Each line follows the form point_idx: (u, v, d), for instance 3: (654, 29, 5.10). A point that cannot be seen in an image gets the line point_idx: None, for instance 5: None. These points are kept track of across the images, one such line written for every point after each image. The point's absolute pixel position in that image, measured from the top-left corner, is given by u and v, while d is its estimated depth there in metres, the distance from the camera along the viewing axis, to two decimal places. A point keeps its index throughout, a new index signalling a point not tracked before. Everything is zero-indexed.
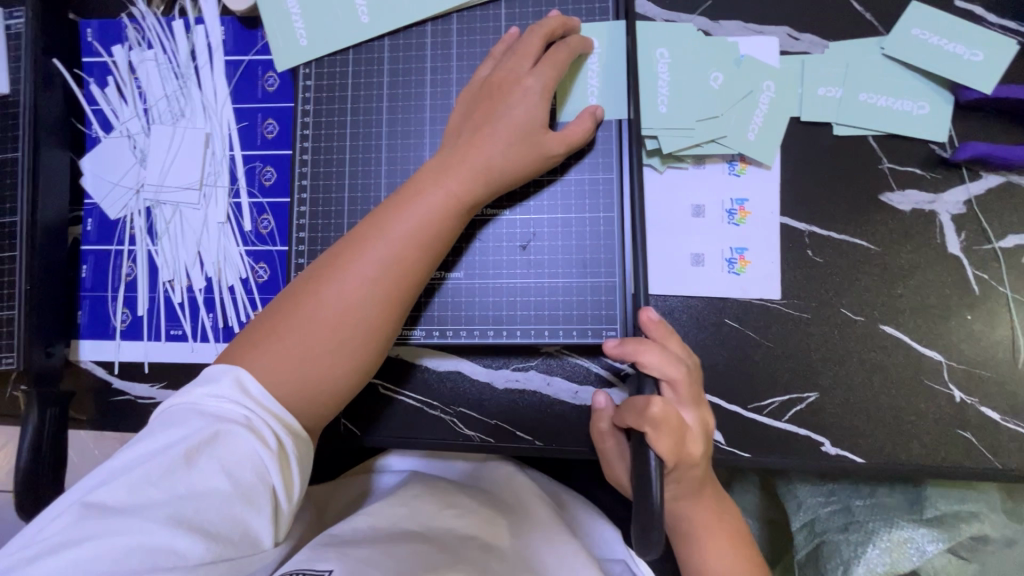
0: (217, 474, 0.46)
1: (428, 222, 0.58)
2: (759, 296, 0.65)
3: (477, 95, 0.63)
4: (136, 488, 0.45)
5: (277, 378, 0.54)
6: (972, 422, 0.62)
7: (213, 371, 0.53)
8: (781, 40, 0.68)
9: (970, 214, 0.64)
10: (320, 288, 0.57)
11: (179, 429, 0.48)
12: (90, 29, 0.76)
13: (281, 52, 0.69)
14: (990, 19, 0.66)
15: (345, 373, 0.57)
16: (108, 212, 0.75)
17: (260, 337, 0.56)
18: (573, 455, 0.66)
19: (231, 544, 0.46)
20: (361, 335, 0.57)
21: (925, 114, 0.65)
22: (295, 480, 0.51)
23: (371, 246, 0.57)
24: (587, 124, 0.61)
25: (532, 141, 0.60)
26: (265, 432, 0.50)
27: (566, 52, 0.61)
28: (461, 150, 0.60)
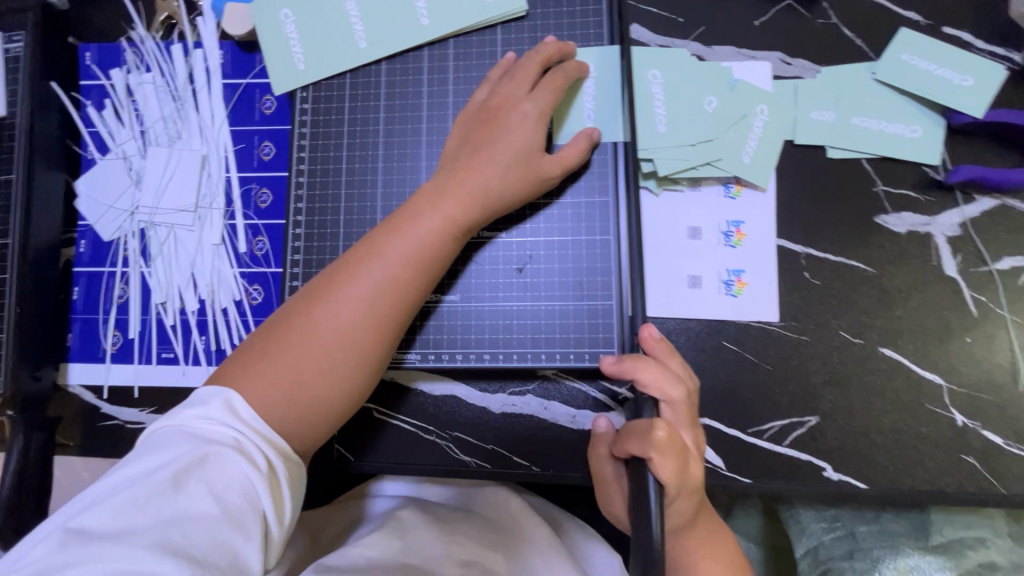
0: (205, 497, 0.45)
1: (425, 243, 0.58)
2: (756, 319, 0.65)
3: (475, 117, 0.63)
4: (121, 512, 0.44)
5: (270, 402, 0.53)
6: (975, 446, 0.61)
7: (203, 393, 0.52)
8: (774, 65, 0.69)
9: (965, 236, 0.64)
10: (315, 310, 0.56)
11: (167, 451, 0.47)
12: (89, 53, 0.76)
13: (279, 75, 0.69)
14: (978, 46, 0.67)
15: (340, 398, 0.56)
16: (101, 234, 0.74)
17: (253, 360, 0.55)
18: (571, 481, 0.65)
19: (219, 571, 0.44)
20: (356, 359, 0.56)
21: (917, 138, 0.66)
22: (287, 504, 0.50)
23: (367, 267, 0.57)
24: (582, 146, 0.61)
25: (529, 163, 0.60)
26: (255, 454, 0.49)
27: (563, 76, 0.62)
28: (458, 172, 0.60)
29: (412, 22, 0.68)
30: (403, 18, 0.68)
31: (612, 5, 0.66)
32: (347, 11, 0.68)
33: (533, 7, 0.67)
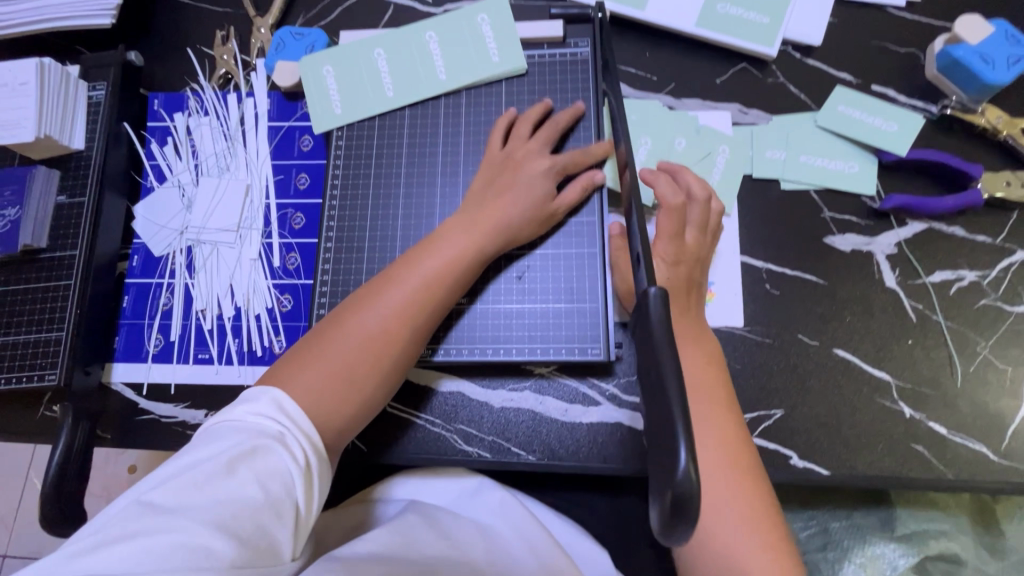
0: (254, 483, 0.51)
1: (455, 269, 0.67)
2: (725, 323, 0.74)
3: (494, 166, 0.75)
4: (184, 490, 0.50)
5: (316, 403, 0.60)
6: (922, 435, 0.68)
7: (252, 393, 0.59)
8: (733, 114, 0.82)
9: (901, 255, 0.75)
10: (359, 323, 0.64)
11: (224, 441, 0.53)
12: (157, 100, 0.90)
13: (318, 117, 0.83)
14: (901, 99, 0.81)
15: (369, 393, 0.64)
16: (153, 250, 0.85)
17: (302, 356, 0.63)
18: (564, 469, 0.71)
19: (258, 551, 0.49)
20: (385, 360, 0.64)
21: (855, 173, 0.78)
22: (315, 499, 0.56)
23: (404, 282, 0.66)
24: (582, 185, 0.73)
25: (540, 206, 0.72)
26: (295, 449, 0.56)
27: (586, 154, 0.74)
28: (484, 207, 0.71)
29: (432, 77, 0.82)
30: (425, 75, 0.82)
31: (596, 65, 0.81)
32: (378, 67, 0.83)
33: (532, 66, 0.82)
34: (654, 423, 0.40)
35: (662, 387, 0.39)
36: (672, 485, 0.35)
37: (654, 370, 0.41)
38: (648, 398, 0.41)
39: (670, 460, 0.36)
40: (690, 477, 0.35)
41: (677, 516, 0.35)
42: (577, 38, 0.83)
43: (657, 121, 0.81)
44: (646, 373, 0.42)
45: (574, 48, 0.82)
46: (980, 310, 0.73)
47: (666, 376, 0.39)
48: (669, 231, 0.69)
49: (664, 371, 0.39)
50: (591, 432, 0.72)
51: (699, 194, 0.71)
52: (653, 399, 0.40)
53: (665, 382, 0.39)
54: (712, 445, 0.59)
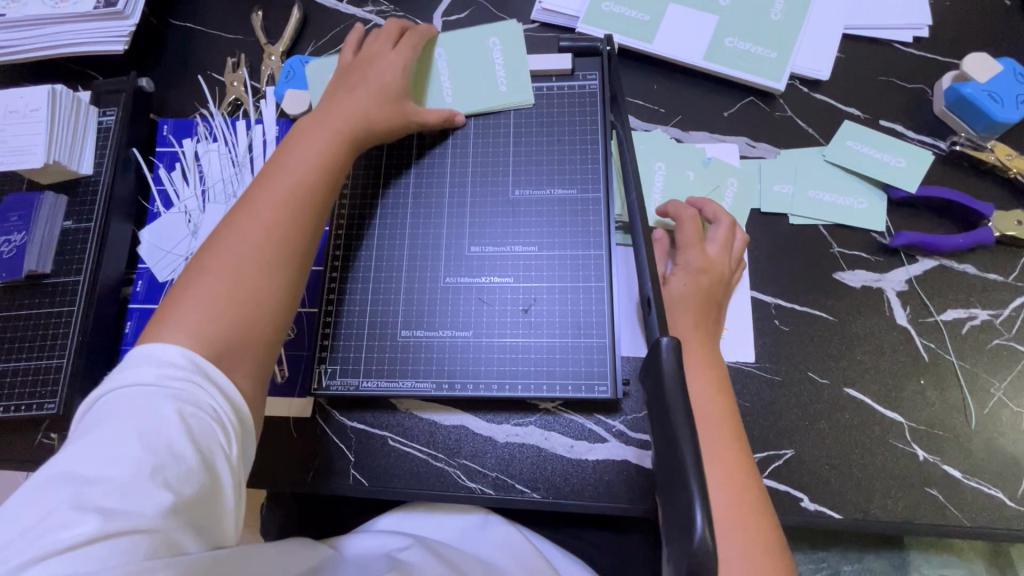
0: (202, 464, 0.45)
1: (325, 150, 0.65)
2: (734, 360, 0.73)
3: (344, 74, 0.75)
4: (123, 486, 0.42)
5: (205, 311, 0.53)
6: (937, 479, 0.67)
7: (163, 353, 0.49)
8: (741, 147, 0.82)
9: (912, 291, 0.74)
10: (231, 223, 0.59)
11: (147, 420, 0.45)
12: (166, 125, 0.90)
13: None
14: (910, 135, 0.81)
15: (269, 291, 0.57)
16: (158, 276, 0.84)
17: (177, 296, 0.54)
18: (570, 508, 0.70)
19: (212, 535, 0.45)
20: (283, 255, 0.58)
21: (864, 209, 0.77)
22: (251, 456, 0.52)
23: (271, 182, 0.62)
24: (444, 112, 0.78)
25: (398, 92, 0.73)
26: (231, 420, 0.50)
27: (417, 36, 0.78)
28: (336, 104, 0.70)
29: (438, 100, 0.81)
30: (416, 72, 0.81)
31: (604, 97, 0.81)
32: None
33: (540, 98, 0.82)
34: (668, 477, 0.41)
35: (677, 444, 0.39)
36: (688, 548, 0.36)
37: (666, 425, 0.41)
38: (662, 451, 0.42)
39: (688, 520, 0.37)
40: (707, 540, 0.35)
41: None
42: (586, 70, 0.83)
43: (664, 151, 0.81)
44: (660, 427, 0.42)
45: (583, 80, 0.82)
46: (994, 350, 0.72)
47: (681, 434, 0.39)
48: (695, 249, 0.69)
49: (677, 426, 0.40)
50: (597, 471, 0.70)
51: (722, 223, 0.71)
52: (669, 453, 0.40)
53: (678, 438, 0.39)
54: (724, 487, 0.57)
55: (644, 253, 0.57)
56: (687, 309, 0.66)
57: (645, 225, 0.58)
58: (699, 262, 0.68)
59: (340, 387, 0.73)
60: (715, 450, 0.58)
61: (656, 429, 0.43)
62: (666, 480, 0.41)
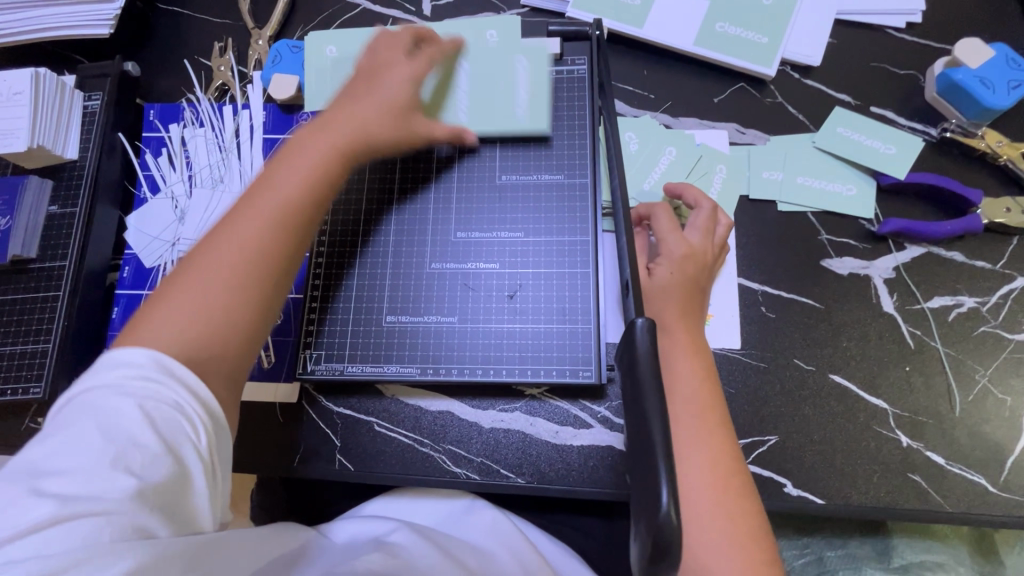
0: (162, 455, 0.44)
1: (318, 166, 0.61)
2: (720, 346, 0.73)
3: (357, 78, 0.70)
4: (86, 477, 0.42)
5: (168, 329, 0.51)
6: (919, 464, 0.67)
7: (128, 350, 0.48)
8: (730, 134, 0.81)
9: (899, 279, 0.74)
10: (210, 241, 0.56)
11: (109, 413, 0.45)
12: (152, 110, 0.89)
13: (312, 100, 0.84)
14: (901, 121, 0.81)
15: (232, 321, 0.54)
16: (145, 262, 0.84)
17: (155, 305, 0.53)
18: (554, 493, 0.70)
19: (182, 522, 0.45)
20: (261, 275, 0.55)
21: (853, 195, 0.77)
22: (228, 450, 0.50)
23: (260, 193, 0.58)
24: (453, 130, 0.73)
25: (405, 105, 0.68)
26: (198, 411, 0.48)
27: (440, 49, 0.75)
28: (341, 111, 0.66)
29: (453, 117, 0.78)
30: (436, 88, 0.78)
31: (593, 81, 0.80)
32: None
33: (528, 84, 0.81)
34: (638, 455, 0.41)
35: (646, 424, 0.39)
36: (653, 525, 0.35)
37: (637, 404, 0.41)
38: (634, 432, 0.42)
39: (654, 499, 0.37)
40: (672, 517, 0.35)
41: (658, 556, 0.36)
42: (574, 55, 0.82)
43: (652, 136, 0.80)
44: (632, 406, 0.42)
45: (571, 65, 0.82)
46: (979, 337, 0.71)
47: (651, 414, 0.39)
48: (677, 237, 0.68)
49: (647, 404, 0.39)
50: (582, 456, 0.71)
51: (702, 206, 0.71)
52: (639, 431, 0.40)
53: (648, 417, 0.39)
54: (705, 470, 0.57)
55: (625, 235, 0.56)
56: (671, 299, 0.66)
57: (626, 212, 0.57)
58: (683, 250, 0.68)
59: (325, 372, 0.73)
60: (697, 433, 0.58)
61: (628, 411, 0.43)
62: (635, 459, 0.41)
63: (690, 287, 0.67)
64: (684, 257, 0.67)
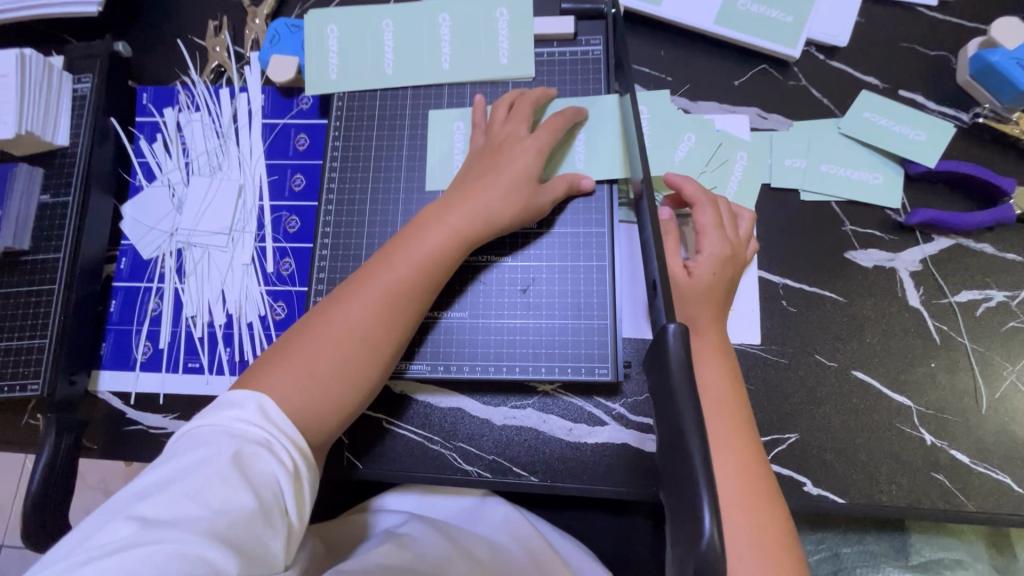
0: (246, 490, 0.49)
1: (431, 256, 0.64)
2: (739, 342, 0.70)
3: (481, 150, 0.70)
4: (178, 503, 0.47)
5: (289, 392, 0.57)
6: (944, 464, 0.65)
7: (235, 397, 0.56)
8: (751, 119, 0.78)
9: (926, 272, 0.71)
10: (330, 313, 0.61)
11: (207, 449, 0.50)
12: (146, 93, 0.86)
13: (313, 81, 0.79)
14: (930, 106, 0.77)
15: (343, 391, 0.60)
16: (142, 253, 0.81)
17: (276, 356, 0.60)
18: (568, 492, 0.68)
19: (252, 559, 0.47)
20: (363, 357, 0.61)
21: (880, 183, 0.74)
22: (305, 504, 0.55)
23: (377, 276, 0.63)
24: (563, 189, 0.69)
25: (525, 193, 0.67)
26: (282, 453, 0.54)
27: (563, 120, 0.70)
28: (463, 192, 0.67)
29: (565, 165, 0.73)
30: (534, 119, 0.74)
31: (608, 63, 0.76)
32: (384, 39, 0.79)
33: (540, 66, 0.78)
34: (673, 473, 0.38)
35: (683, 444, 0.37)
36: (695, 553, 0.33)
37: (671, 416, 0.38)
38: (665, 445, 0.39)
39: (694, 524, 0.35)
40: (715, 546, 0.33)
41: None
42: (589, 35, 0.78)
43: (671, 119, 0.76)
44: (666, 419, 0.39)
45: (586, 46, 0.78)
46: (1007, 333, 0.69)
47: (688, 431, 0.37)
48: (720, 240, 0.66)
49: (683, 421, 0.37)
50: (596, 454, 0.69)
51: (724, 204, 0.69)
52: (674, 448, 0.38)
53: (684, 433, 0.37)
54: (729, 474, 0.56)
55: (649, 227, 0.53)
56: (708, 301, 0.64)
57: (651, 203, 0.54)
58: (724, 251, 0.65)
59: None
60: (722, 432, 0.57)
61: (659, 424, 0.41)
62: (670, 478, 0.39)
63: (722, 288, 0.65)
64: (723, 259, 0.65)
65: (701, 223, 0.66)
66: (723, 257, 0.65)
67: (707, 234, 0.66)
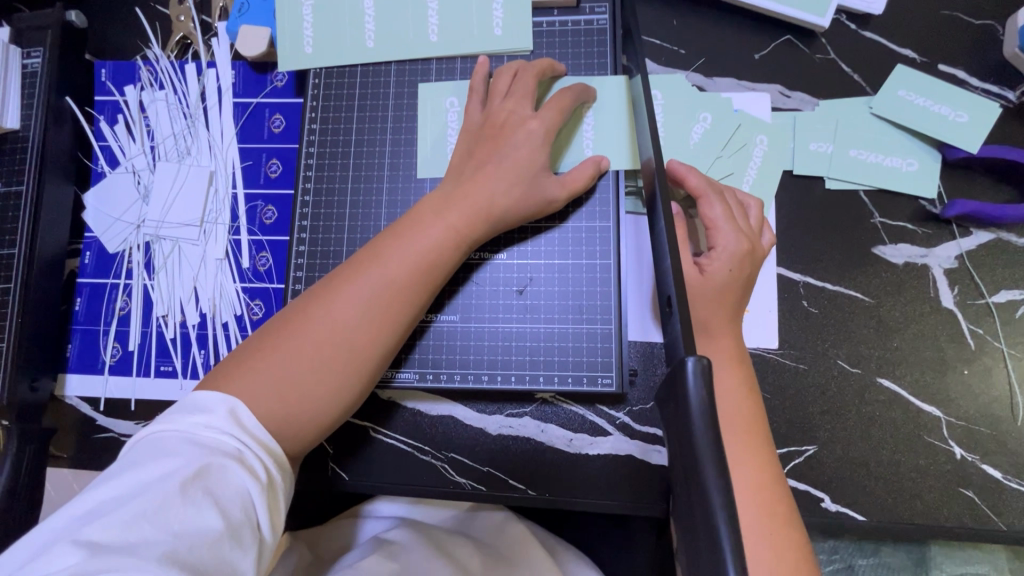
0: (212, 510, 0.42)
1: (429, 250, 0.57)
2: (755, 345, 0.65)
3: (478, 133, 0.63)
4: (130, 526, 0.40)
5: (261, 401, 0.50)
6: (975, 480, 0.60)
7: (203, 399, 0.48)
8: (772, 97, 0.70)
9: (962, 269, 0.65)
10: (313, 310, 0.54)
11: (168, 461, 0.43)
12: (104, 69, 0.78)
13: (286, 55, 0.71)
14: (973, 83, 0.69)
15: (323, 401, 0.52)
16: (107, 246, 0.75)
17: (246, 359, 0.52)
18: (568, 506, 0.64)
19: None
20: (347, 362, 0.53)
21: (914, 171, 0.67)
22: (281, 519, 0.47)
23: (365, 271, 0.55)
24: (589, 172, 0.62)
25: (530, 182, 0.60)
26: (256, 465, 0.46)
27: (571, 97, 0.63)
28: (462, 185, 0.60)
29: (573, 151, 0.66)
30: (540, 96, 0.67)
31: (615, 35, 0.68)
32: (363, 7, 0.70)
33: (539, 38, 0.69)
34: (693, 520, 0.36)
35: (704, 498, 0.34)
36: None
37: (692, 472, 0.35)
38: (685, 499, 0.37)
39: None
40: None
41: None
42: (593, 2, 0.70)
43: (685, 98, 0.69)
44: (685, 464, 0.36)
45: (590, 14, 0.69)
46: None
47: (710, 488, 0.34)
48: (737, 236, 0.59)
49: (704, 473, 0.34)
50: (597, 468, 0.64)
51: (731, 195, 0.63)
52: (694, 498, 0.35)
53: (708, 494, 0.34)
54: (746, 497, 0.50)
55: (663, 228, 0.47)
56: (721, 304, 0.57)
57: (665, 195, 0.47)
58: (742, 246, 0.58)
59: None
60: (739, 453, 0.52)
61: (678, 475, 0.38)
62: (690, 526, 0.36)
63: (738, 292, 0.58)
64: (740, 257, 0.58)
65: (710, 216, 0.59)
66: (740, 255, 0.58)
67: (718, 229, 0.59)
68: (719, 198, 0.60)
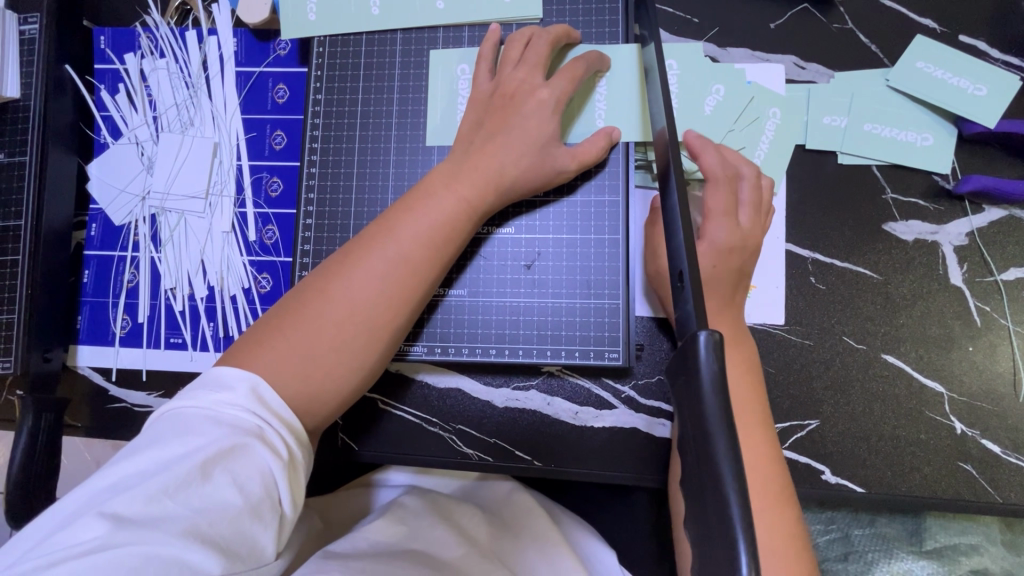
0: (234, 487, 0.43)
1: (440, 224, 0.56)
2: (762, 322, 0.65)
3: (486, 103, 0.62)
4: (153, 501, 0.41)
5: (280, 376, 0.50)
6: (974, 454, 0.61)
7: (223, 376, 0.49)
8: (787, 69, 0.69)
9: (972, 246, 0.65)
10: (327, 286, 0.54)
11: (190, 439, 0.44)
12: (103, 36, 0.76)
13: (289, 22, 0.70)
14: (993, 55, 0.67)
15: (342, 375, 0.53)
16: (113, 218, 0.75)
17: (264, 335, 0.52)
18: (573, 476, 0.65)
19: (239, 561, 0.42)
20: (363, 337, 0.53)
21: (929, 146, 0.66)
22: (302, 494, 0.48)
23: (378, 247, 0.55)
24: (601, 143, 0.62)
25: (541, 153, 0.60)
26: (277, 443, 0.47)
27: (583, 66, 0.62)
28: (471, 155, 0.59)
29: (584, 122, 0.65)
30: (552, 63, 0.66)
31: (628, 2, 0.66)
32: None
33: (549, 6, 0.68)
34: (704, 497, 0.36)
35: (717, 478, 0.35)
36: None
37: (704, 447, 0.36)
38: (694, 473, 0.38)
39: (730, 565, 0.32)
40: None
41: None
42: None
43: (698, 68, 0.67)
44: (700, 444, 0.36)
45: None
46: None
47: (722, 465, 0.34)
48: (726, 227, 0.58)
49: (717, 453, 0.35)
50: (602, 439, 0.65)
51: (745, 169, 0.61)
52: (706, 474, 0.36)
53: (718, 468, 0.34)
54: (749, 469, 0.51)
55: (676, 201, 0.46)
56: (719, 286, 0.58)
57: (678, 169, 0.46)
58: (730, 238, 0.58)
59: None
60: (743, 427, 0.53)
61: (689, 450, 0.39)
62: (702, 505, 0.37)
63: (735, 273, 0.58)
64: (729, 246, 0.58)
65: (711, 199, 0.59)
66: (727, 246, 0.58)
67: (714, 214, 0.59)
68: (722, 180, 0.59)
